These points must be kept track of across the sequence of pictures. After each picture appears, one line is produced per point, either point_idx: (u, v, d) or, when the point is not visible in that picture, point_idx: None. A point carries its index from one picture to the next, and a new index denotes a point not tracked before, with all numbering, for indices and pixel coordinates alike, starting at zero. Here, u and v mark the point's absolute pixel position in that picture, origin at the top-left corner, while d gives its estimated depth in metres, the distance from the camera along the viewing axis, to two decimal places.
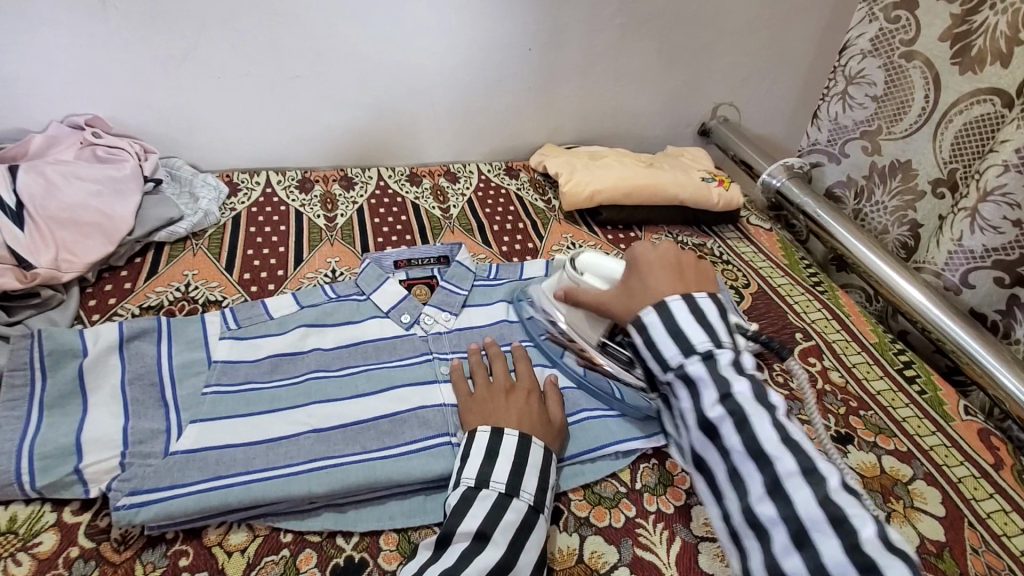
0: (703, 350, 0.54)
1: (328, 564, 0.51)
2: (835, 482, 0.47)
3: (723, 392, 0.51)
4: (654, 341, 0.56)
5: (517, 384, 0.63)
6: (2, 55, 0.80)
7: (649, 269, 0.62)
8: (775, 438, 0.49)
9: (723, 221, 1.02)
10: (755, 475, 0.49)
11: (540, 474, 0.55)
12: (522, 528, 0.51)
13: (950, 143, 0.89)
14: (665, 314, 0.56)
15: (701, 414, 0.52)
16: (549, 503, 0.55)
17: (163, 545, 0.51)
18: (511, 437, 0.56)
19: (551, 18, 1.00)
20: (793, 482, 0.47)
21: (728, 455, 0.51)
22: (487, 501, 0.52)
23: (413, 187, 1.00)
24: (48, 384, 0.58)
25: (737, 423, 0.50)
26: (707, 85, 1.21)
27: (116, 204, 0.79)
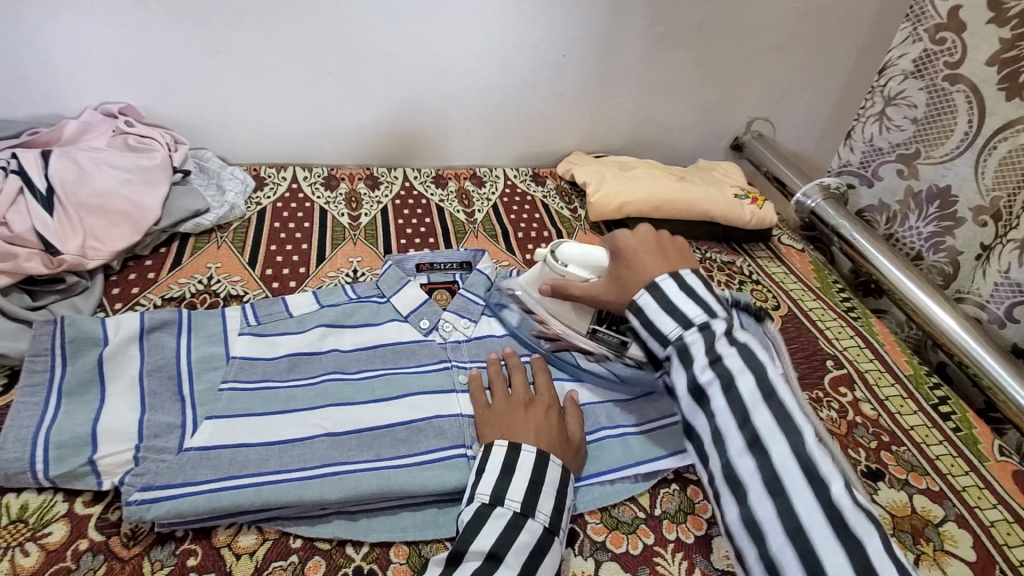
0: (699, 322, 0.55)
1: (337, 574, 0.50)
2: (815, 441, 0.48)
3: (713, 358, 0.53)
4: (652, 316, 0.58)
5: (536, 397, 0.62)
6: (42, 41, 0.81)
7: (634, 254, 0.63)
8: (759, 398, 0.50)
9: (754, 239, 0.99)
10: (734, 435, 0.50)
11: (557, 496, 0.53)
12: (534, 552, 0.49)
13: (994, 170, 0.85)
14: (658, 291, 0.58)
15: (693, 379, 0.54)
16: (565, 525, 0.53)
17: (172, 544, 0.50)
18: (529, 454, 0.55)
19: (586, 24, 0.99)
20: (773, 437, 0.49)
21: (712, 416, 0.52)
22: (502, 519, 0.50)
23: (439, 189, 0.99)
24: (68, 372, 0.58)
25: (725, 386, 0.52)
26: (742, 100, 1.18)
27: (144, 193, 0.79)
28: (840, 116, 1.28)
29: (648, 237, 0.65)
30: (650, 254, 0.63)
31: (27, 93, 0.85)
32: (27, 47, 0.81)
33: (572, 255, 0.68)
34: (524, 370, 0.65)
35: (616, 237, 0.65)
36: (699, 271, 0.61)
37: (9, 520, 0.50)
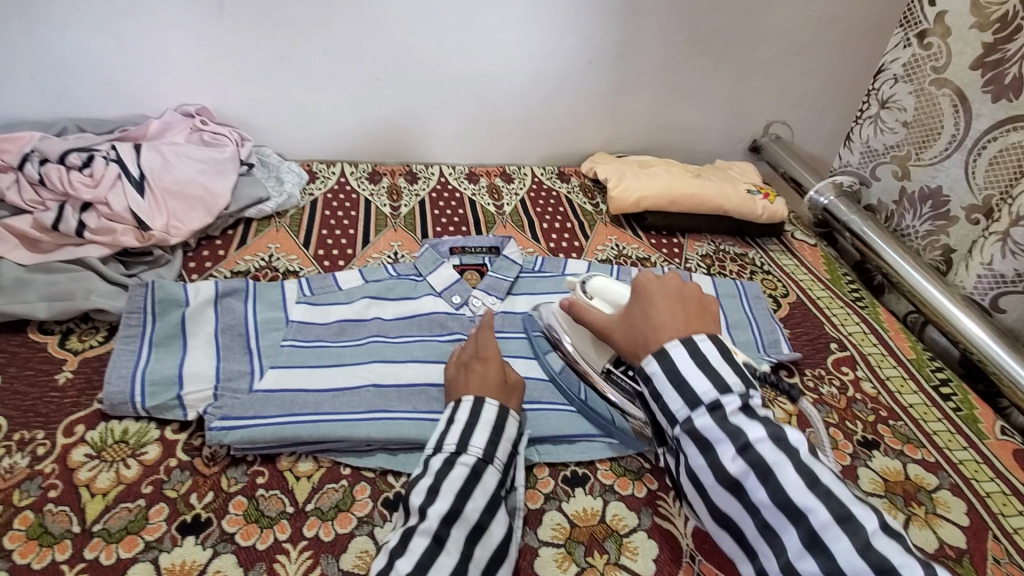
0: (710, 401, 0.54)
1: (380, 497, 0.58)
2: (872, 524, 0.47)
3: (741, 444, 0.51)
4: (659, 393, 0.57)
5: (479, 352, 0.66)
6: (135, 52, 0.94)
7: (650, 299, 0.63)
8: (802, 485, 0.49)
9: (767, 233, 1.04)
10: (789, 530, 0.48)
11: (491, 430, 0.57)
12: (471, 480, 0.53)
13: (984, 168, 0.89)
14: (665, 362, 0.57)
15: (723, 470, 0.52)
16: (502, 456, 0.57)
17: (244, 465, 0.59)
18: (464, 405, 0.59)
19: (610, 33, 1.07)
20: (828, 531, 0.47)
21: (756, 512, 0.50)
22: (438, 461, 0.54)
23: (471, 184, 1.09)
24: (158, 325, 0.69)
25: (761, 476, 0.50)
26: (760, 103, 1.24)
27: (217, 181, 0.90)
28: None
29: (671, 281, 0.66)
30: (669, 301, 0.63)
31: (120, 96, 0.98)
32: (122, 55, 0.94)
33: (598, 288, 0.74)
34: (474, 331, 0.70)
35: (638, 281, 0.67)
36: (711, 336, 0.59)
37: (114, 440, 0.60)
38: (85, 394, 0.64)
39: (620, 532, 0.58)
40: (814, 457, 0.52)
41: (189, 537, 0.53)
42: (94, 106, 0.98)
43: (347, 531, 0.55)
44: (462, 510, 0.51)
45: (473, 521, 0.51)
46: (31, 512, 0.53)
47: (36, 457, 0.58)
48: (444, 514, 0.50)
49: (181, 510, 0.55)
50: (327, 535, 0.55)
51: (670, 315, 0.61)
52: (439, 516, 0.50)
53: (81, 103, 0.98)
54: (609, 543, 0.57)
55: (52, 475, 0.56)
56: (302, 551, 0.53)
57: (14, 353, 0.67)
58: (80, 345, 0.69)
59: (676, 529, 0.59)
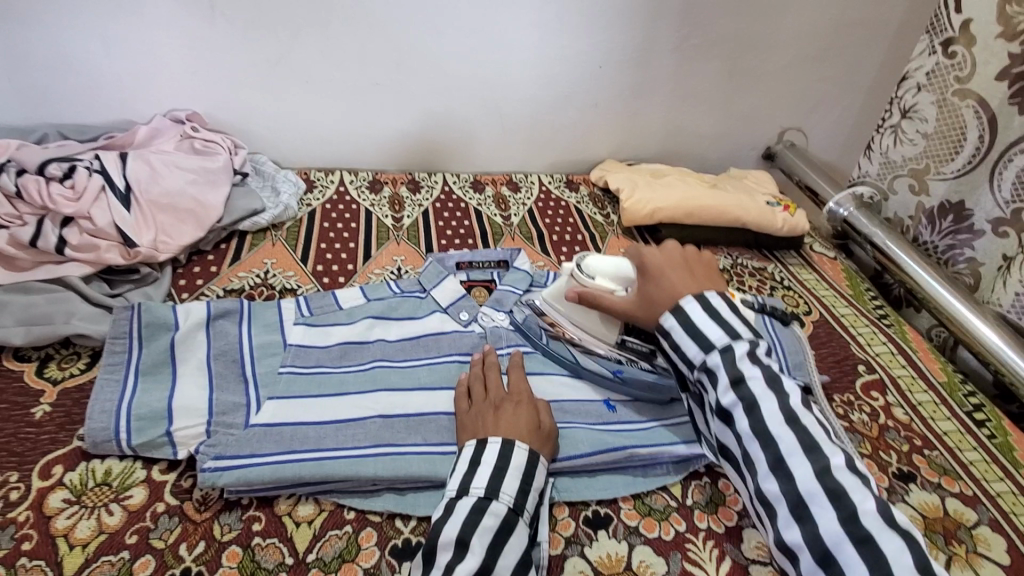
0: (721, 346, 0.58)
1: (387, 544, 0.54)
2: (838, 461, 0.51)
3: (736, 381, 0.55)
4: (678, 339, 0.60)
5: (507, 393, 0.62)
6: (121, 54, 0.89)
7: (660, 272, 0.66)
8: (782, 421, 0.53)
9: (785, 245, 1.00)
10: (761, 455, 0.53)
11: (522, 477, 0.53)
12: (502, 532, 0.50)
13: (1009, 183, 0.85)
14: (681, 315, 0.61)
15: (717, 401, 0.57)
16: (531, 506, 0.53)
17: (239, 510, 0.54)
18: (491, 446, 0.55)
19: (621, 36, 1.02)
20: (795, 458, 0.51)
21: (741, 439, 0.55)
22: (466, 508, 0.50)
23: (477, 194, 1.04)
24: (145, 353, 0.64)
25: (748, 409, 0.54)
26: (773, 110, 1.20)
27: (209, 192, 0.85)
28: (870, 128, 1.29)
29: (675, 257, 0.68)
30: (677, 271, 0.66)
31: (106, 101, 0.93)
32: (108, 58, 0.89)
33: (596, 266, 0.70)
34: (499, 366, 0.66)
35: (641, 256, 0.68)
36: (722, 292, 0.62)
37: (95, 483, 0.55)
38: (63, 430, 0.59)
39: None
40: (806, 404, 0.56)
41: None
42: (78, 110, 0.93)
43: None
44: (493, 568, 0.47)
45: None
46: (1, 568, 0.48)
47: (8, 503, 0.52)
48: (473, 573, 0.46)
49: (169, 563, 0.50)
50: None
51: (672, 283, 0.65)
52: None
53: (64, 108, 0.92)
54: None
55: (26, 524, 0.51)
56: None
57: None
58: (59, 374, 0.64)
59: None
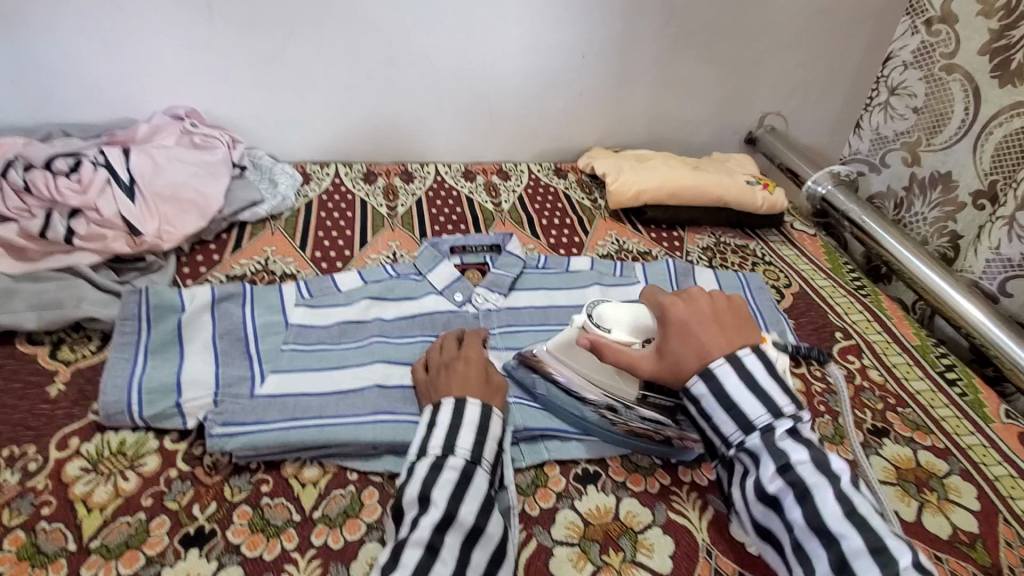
0: (762, 425, 0.53)
1: (388, 501, 0.57)
2: (905, 559, 0.46)
3: (782, 465, 0.51)
4: (707, 412, 0.55)
5: (460, 354, 0.65)
6: (121, 53, 0.92)
7: (687, 329, 0.58)
8: (841, 514, 0.48)
9: (767, 224, 1.04)
10: (819, 553, 0.48)
11: (477, 430, 0.56)
12: (462, 481, 0.52)
13: (990, 154, 0.89)
14: (714, 382, 0.55)
15: (760, 488, 0.52)
16: (490, 456, 0.55)
17: (248, 473, 0.58)
18: (446, 406, 0.57)
19: (606, 26, 1.05)
20: (860, 560, 0.47)
21: (791, 529, 0.50)
22: (425, 467, 0.53)
23: (468, 182, 1.07)
24: (153, 332, 0.67)
25: (800, 496, 0.50)
26: (754, 95, 1.24)
27: (210, 185, 0.88)
28: (849, 111, 1.33)
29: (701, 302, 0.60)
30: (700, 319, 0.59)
31: (106, 100, 0.96)
32: (107, 57, 0.92)
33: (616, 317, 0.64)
34: (458, 337, 0.69)
35: (663, 303, 0.61)
36: (755, 349, 0.57)
37: (110, 452, 0.58)
38: (78, 406, 0.62)
39: (634, 529, 0.57)
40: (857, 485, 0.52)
41: (193, 550, 0.51)
42: (79, 110, 0.96)
43: (357, 538, 0.53)
44: (456, 517, 0.50)
45: (469, 525, 0.50)
46: (23, 531, 0.51)
47: (27, 473, 0.55)
48: (436, 524, 0.49)
49: (183, 522, 0.53)
50: (335, 542, 0.53)
51: (715, 337, 0.57)
52: (432, 526, 0.49)
53: (64, 107, 0.95)
54: (624, 540, 0.56)
55: (46, 490, 0.54)
56: (311, 560, 0.51)
57: (1, 365, 0.65)
58: (71, 355, 0.67)
59: (691, 523, 0.58)
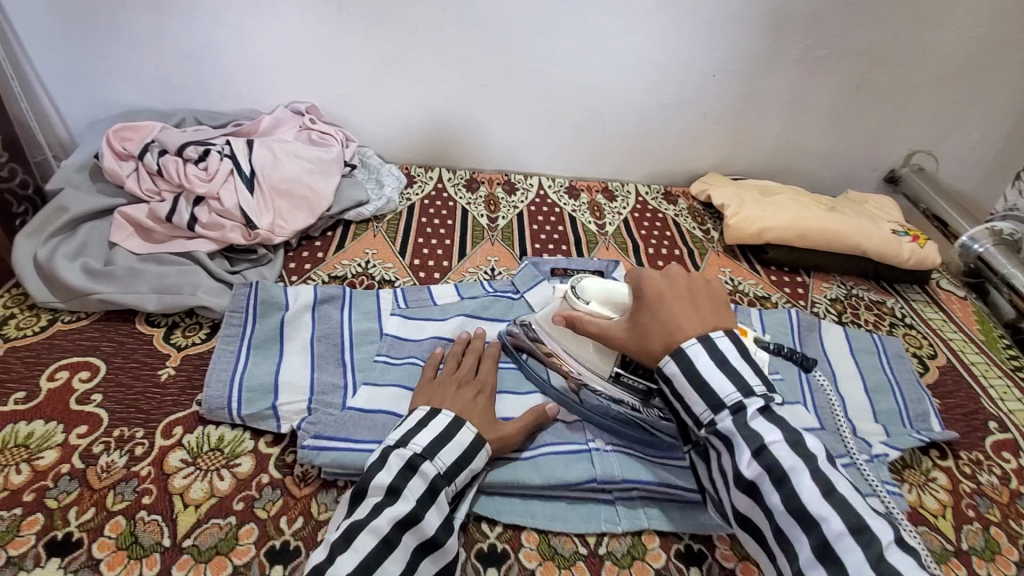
0: (732, 404, 0.48)
1: (473, 547, 0.53)
2: (887, 536, 0.43)
3: (756, 447, 0.46)
4: (680, 393, 0.51)
5: (479, 378, 0.63)
6: (252, 46, 0.94)
7: (664, 301, 0.55)
8: (818, 493, 0.44)
9: (907, 279, 0.92)
10: (800, 538, 0.44)
11: (463, 451, 0.53)
12: (431, 491, 0.49)
13: None
14: (684, 360, 0.51)
15: (737, 473, 0.47)
16: (462, 481, 0.53)
17: (335, 491, 0.56)
18: (444, 415, 0.55)
19: (742, 42, 0.96)
20: (843, 545, 0.42)
21: (770, 515, 0.45)
22: (401, 460, 0.50)
23: (572, 200, 1.03)
24: (257, 329, 0.68)
25: (775, 480, 0.45)
26: (901, 130, 1.10)
27: (321, 181, 0.89)
28: (1013, 158, 1.15)
29: (679, 276, 0.58)
30: (672, 290, 0.56)
31: (236, 91, 1.00)
32: (240, 49, 0.95)
33: (594, 290, 0.64)
34: (478, 354, 0.66)
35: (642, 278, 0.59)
36: (729, 332, 0.52)
37: (209, 447, 0.58)
38: (184, 394, 0.63)
39: None
40: (834, 462, 0.47)
41: (277, 566, 0.50)
42: (212, 99, 1.00)
43: None
44: (422, 518, 0.47)
45: (429, 535, 0.47)
46: (123, 519, 0.52)
47: (133, 457, 0.57)
48: (399, 519, 0.46)
49: (270, 534, 0.52)
50: None
51: (690, 316, 0.54)
52: (394, 520, 0.46)
53: (199, 95, 1.00)
54: None
55: (147, 478, 0.55)
56: None
57: (121, 343, 0.68)
58: (183, 341, 0.69)
59: None
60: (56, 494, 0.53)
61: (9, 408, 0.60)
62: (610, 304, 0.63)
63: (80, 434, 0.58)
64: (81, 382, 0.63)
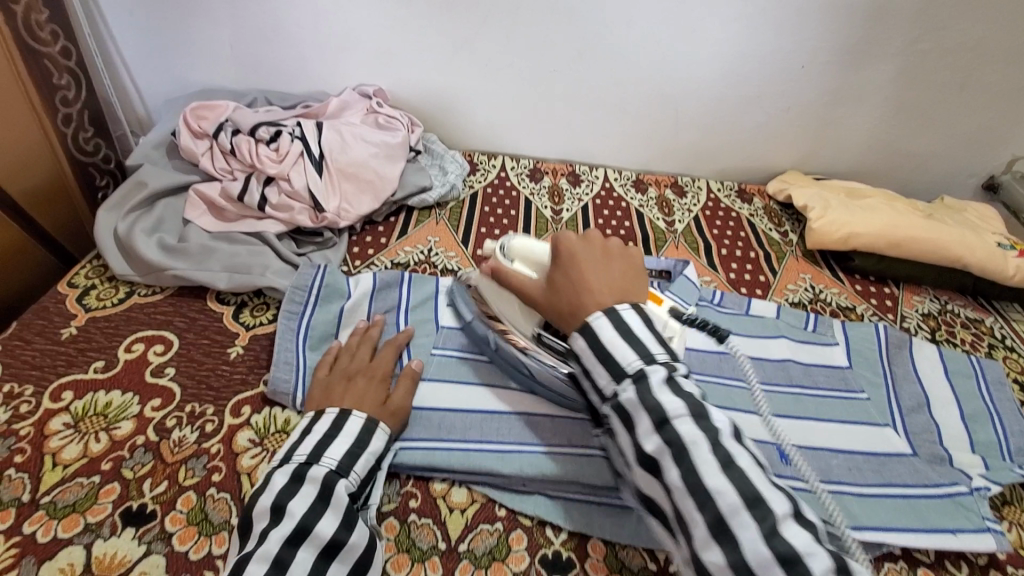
0: (634, 373, 0.43)
1: (537, 552, 0.51)
2: (782, 509, 0.38)
3: (656, 420, 0.41)
4: (587, 367, 0.47)
5: (368, 363, 0.61)
6: (324, 27, 0.94)
7: (577, 266, 0.52)
8: (716, 466, 0.39)
9: (1009, 296, 0.84)
10: (695, 515, 0.39)
11: (352, 440, 0.52)
12: (323, 495, 0.48)
13: None
14: (588, 332, 0.47)
15: (639, 449, 0.43)
16: (362, 471, 0.51)
17: (397, 483, 0.55)
18: (326, 416, 0.54)
19: (839, 32, 0.89)
20: (736, 517, 0.38)
21: (670, 493, 0.41)
22: (284, 476, 0.48)
23: (639, 194, 0.98)
24: (317, 313, 0.68)
25: (676, 455, 0.41)
26: (1009, 131, 1.00)
27: (387, 166, 0.88)
28: None
29: (592, 241, 0.55)
30: (588, 251, 0.53)
31: (307, 72, 1.00)
32: (312, 31, 0.94)
33: (520, 248, 0.63)
34: (371, 340, 0.64)
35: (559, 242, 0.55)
36: (636, 303, 0.48)
37: (276, 429, 0.58)
38: (252, 373, 0.64)
39: None
40: (740, 435, 0.43)
41: None
42: (282, 80, 1.01)
43: None
44: (314, 524, 0.46)
45: (328, 538, 0.45)
46: (193, 494, 0.53)
47: (204, 434, 0.57)
48: (288, 535, 0.45)
49: None
50: None
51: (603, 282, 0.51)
52: (282, 537, 0.44)
53: (270, 75, 1.00)
54: None
55: (217, 456, 0.56)
56: None
57: (193, 319, 0.69)
58: (251, 320, 0.70)
59: None
60: (131, 465, 0.54)
61: (90, 376, 0.61)
62: (532, 261, 0.62)
63: (155, 407, 0.59)
64: (156, 356, 0.64)
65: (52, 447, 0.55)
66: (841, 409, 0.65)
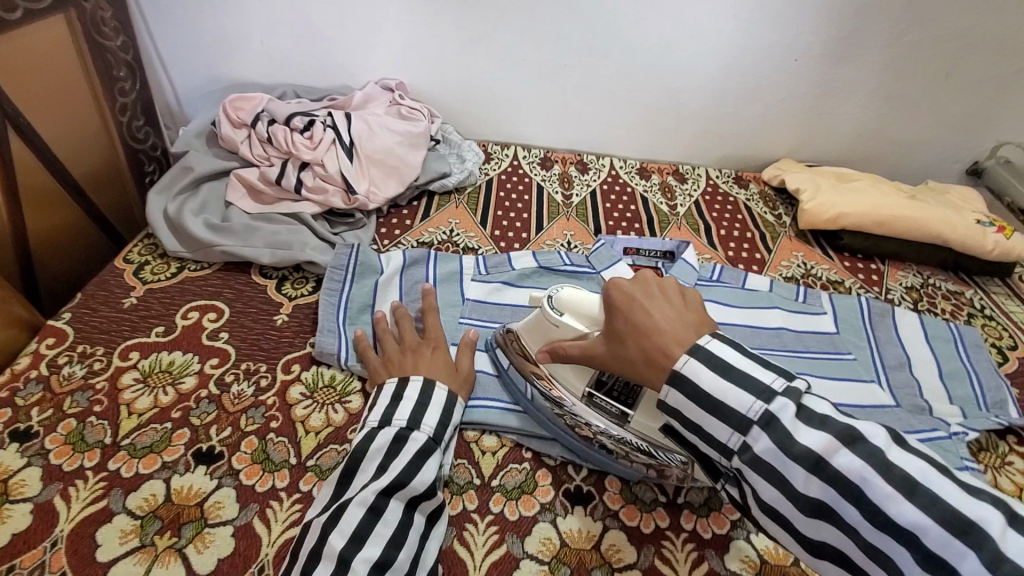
0: (756, 417, 0.41)
1: (561, 487, 0.58)
2: (942, 483, 0.36)
3: (805, 459, 0.38)
4: (695, 421, 0.43)
5: (426, 338, 0.65)
6: (350, 25, 1.00)
7: (643, 311, 0.48)
8: (866, 470, 0.37)
9: (988, 271, 0.91)
10: (876, 531, 0.36)
11: (442, 412, 0.57)
12: (420, 456, 0.52)
13: None
14: (682, 381, 0.43)
15: (797, 501, 0.39)
16: (448, 440, 0.57)
17: None
18: (414, 383, 0.58)
19: (829, 28, 0.96)
20: (910, 511, 0.35)
21: (856, 533, 0.37)
22: (388, 436, 0.53)
23: (643, 181, 1.05)
24: (355, 287, 0.75)
25: (843, 489, 0.37)
26: (992, 119, 1.08)
27: (410, 153, 0.95)
28: None
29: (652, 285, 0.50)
30: (643, 292, 0.49)
31: (332, 66, 1.06)
32: (338, 28, 1.01)
33: (571, 301, 0.57)
34: (406, 316, 0.69)
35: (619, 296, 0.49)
36: (716, 334, 0.45)
37: (324, 384, 0.65)
38: (298, 337, 0.70)
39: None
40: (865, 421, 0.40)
41: None
42: (308, 74, 1.08)
43: (532, 515, 0.56)
44: (408, 482, 0.50)
45: (422, 492, 0.50)
46: (255, 438, 0.59)
47: (259, 388, 0.64)
48: (385, 486, 0.48)
49: None
50: (511, 513, 0.56)
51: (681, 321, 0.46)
52: (379, 488, 0.48)
53: (297, 70, 1.07)
54: None
55: (273, 406, 0.62)
56: (488, 525, 0.54)
57: (241, 291, 0.76)
58: (293, 292, 0.76)
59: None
60: (198, 414, 0.61)
61: (153, 339, 0.68)
62: (583, 317, 0.56)
63: (214, 365, 0.66)
64: (210, 322, 0.71)
65: (126, 398, 0.62)
66: (830, 368, 0.72)
